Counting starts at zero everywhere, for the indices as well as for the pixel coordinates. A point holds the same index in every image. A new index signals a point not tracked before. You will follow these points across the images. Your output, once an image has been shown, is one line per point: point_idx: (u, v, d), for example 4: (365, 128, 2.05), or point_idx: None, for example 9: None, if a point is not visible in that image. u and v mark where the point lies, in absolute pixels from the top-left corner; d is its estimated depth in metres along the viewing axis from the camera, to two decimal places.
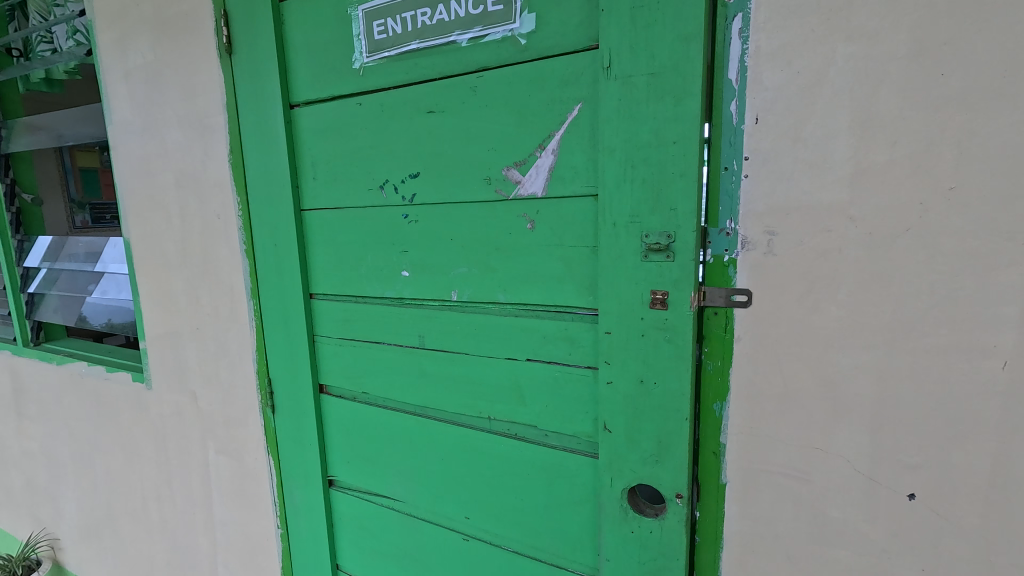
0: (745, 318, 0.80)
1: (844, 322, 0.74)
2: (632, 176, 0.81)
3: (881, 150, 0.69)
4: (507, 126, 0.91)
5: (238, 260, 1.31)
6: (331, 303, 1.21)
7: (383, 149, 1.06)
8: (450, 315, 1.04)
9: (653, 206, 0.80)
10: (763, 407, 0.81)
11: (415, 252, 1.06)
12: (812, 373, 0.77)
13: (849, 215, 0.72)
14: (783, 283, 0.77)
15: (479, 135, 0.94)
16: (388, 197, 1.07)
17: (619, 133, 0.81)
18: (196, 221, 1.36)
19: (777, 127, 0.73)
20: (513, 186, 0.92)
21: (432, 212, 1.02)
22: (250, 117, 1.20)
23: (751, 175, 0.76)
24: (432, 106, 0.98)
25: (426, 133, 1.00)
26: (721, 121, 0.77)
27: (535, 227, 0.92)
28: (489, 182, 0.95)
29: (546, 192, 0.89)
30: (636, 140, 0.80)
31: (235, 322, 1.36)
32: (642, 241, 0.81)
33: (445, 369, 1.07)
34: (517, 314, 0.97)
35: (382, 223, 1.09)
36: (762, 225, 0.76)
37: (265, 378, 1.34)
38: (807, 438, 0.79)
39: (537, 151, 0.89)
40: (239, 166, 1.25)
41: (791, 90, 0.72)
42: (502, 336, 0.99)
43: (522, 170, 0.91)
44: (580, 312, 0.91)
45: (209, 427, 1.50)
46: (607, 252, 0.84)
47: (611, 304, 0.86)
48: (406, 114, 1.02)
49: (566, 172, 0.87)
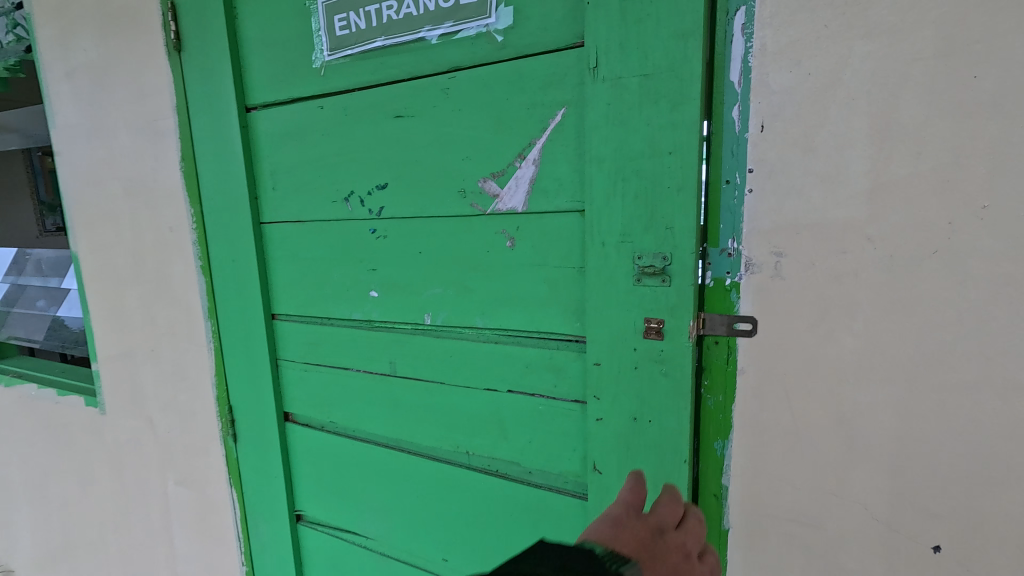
0: (749, 347, 0.72)
1: (860, 353, 0.66)
2: (623, 190, 0.72)
3: (903, 162, 0.61)
4: (484, 133, 0.82)
5: (193, 277, 1.20)
6: (295, 325, 1.11)
7: (348, 158, 0.96)
8: (424, 341, 0.95)
9: (647, 224, 0.71)
10: (770, 446, 0.73)
11: (385, 270, 0.96)
12: (824, 410, 0.69)
13: (866, 235, 0.63)
14: (792, 311, 0.69)
15: (453, 143, 0.85)
16: (353, 210, 0.97)
17: (607, 142, 0.72)
18: (147, 234, 1.24)
19: (786, 135, 0.65)
20: (490, 200, 0.83)
21: (402, 227, 0.92)
22: (202, 121, 1.09)
23: (756, 190, 0.68)
24: (400, 110, 0.88)
25: (394, 140, 0.90)
26: (721, 129, 0.69)
27: (516, 245, 0.82)
28: (463, 195, 0.85)
29: (527, 206, 0.80)
30: (627, 149, 0.71)
31: (192, 344, 1.25)
32: (635, 263, 0.72)
33: (419, 399, 0.98)
34: (497, 340, 0.88)
35: (348, 239, 0.99)
36: (769, 246, 0.68)
37: (225, 405, 1.23)
38: (819, 482, 0.71)
39: (516, 160, 0.80)
40: (192, 174, 1.13)
41: (801, 95, 0.64)
42: (480, 364, 0.90)
43: (500, 182, 0.82)
44: (566, 339, 0.82)
45: (167, 457, 1.38)
46: (596, 274, 0.75)
47: (601, 332, 0.77)
48: (372, 118, 0.92)
49: (549, 185, 0.78)
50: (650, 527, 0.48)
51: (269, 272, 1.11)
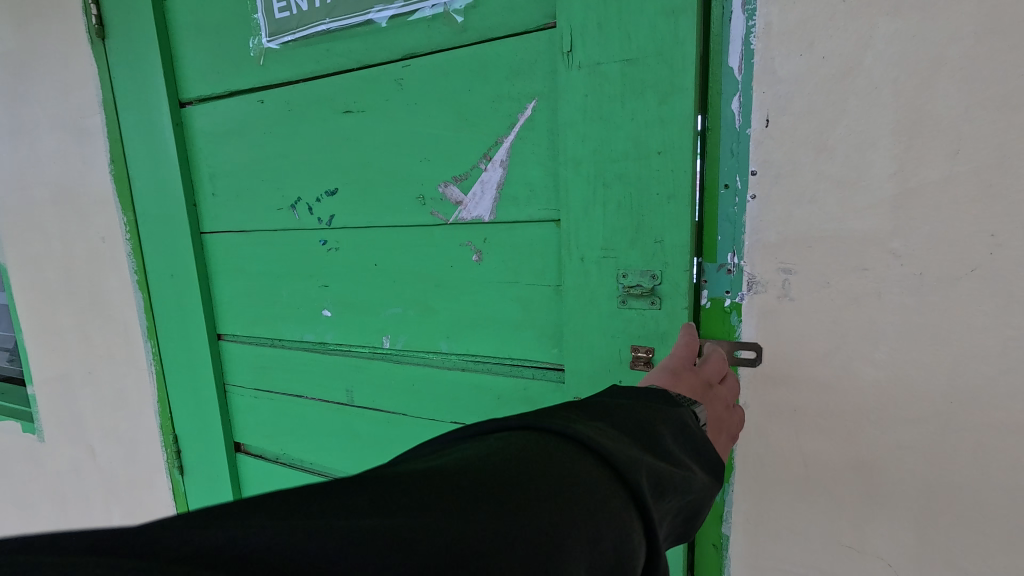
0: (753, 377, 0.62)
1: (882, 387, 0.56)
2: (604, 197, 0.61)
3: (936, 162, 0.51)
4: (444, 131, 0.70)
5: (130, 293, 1.07)
6: (243, 346, 0.99)
7: (294, 160, 0.84)
8: (383, 366, 0.84)
9: (632, 237, 0.61)
10: (777, 490, 0.64)
11: (338, 287, 0.85)
12: (840, 451, 0.60)
13: (891, 250, 0.54)
14: (802, 337, 0.59)
15: (409, 142, 0.73)
16: (301, 218, 0.85)
17: (585, 141, 0.61)
18: (77, 245, 1.11)
19: (795, 132, 0.55)
20: (453, 208, 0.72)
21: (356, 238, 0.81)
22: (132, 117, 0.97)
23: (760, 196, 0.58)
24: (350, 104, 0.77)
25: (344, 139, 0.78)
26: (719, 124, 0.58)
27: (483, 260, 0.72)
28: (423, 202, 0.74)
29: (494, 215, 0.69)
30: (608, 149, 0.60)
31: (132, 367, 1.12)
32: (620, 282, 0.62)
33: (380, 432, 0.87)
34: (465, 366, 0.77)
35: (296, 251, 0.88)
36: (775, 262, 0.58)
37: (170, 434, 1.11)
38: (833, 533, 0.62)
39: (481, 162, 0.69)
40: (123, 178, 1.01)
41: (813, 84, 0.54)
42: (446, 394, 0.79)
43: (463, 187, 0.71)
44: (542, 368, 0.71)
45: (110, 489, 1.25)
46: (574, 295, 0.65)
47: (580, 361, 0.66)
48: (319, 113, 0.80)
49: (519, 191, 0.67)
50: (702, 379, 0.52)
51: (212, 288, 0.99)
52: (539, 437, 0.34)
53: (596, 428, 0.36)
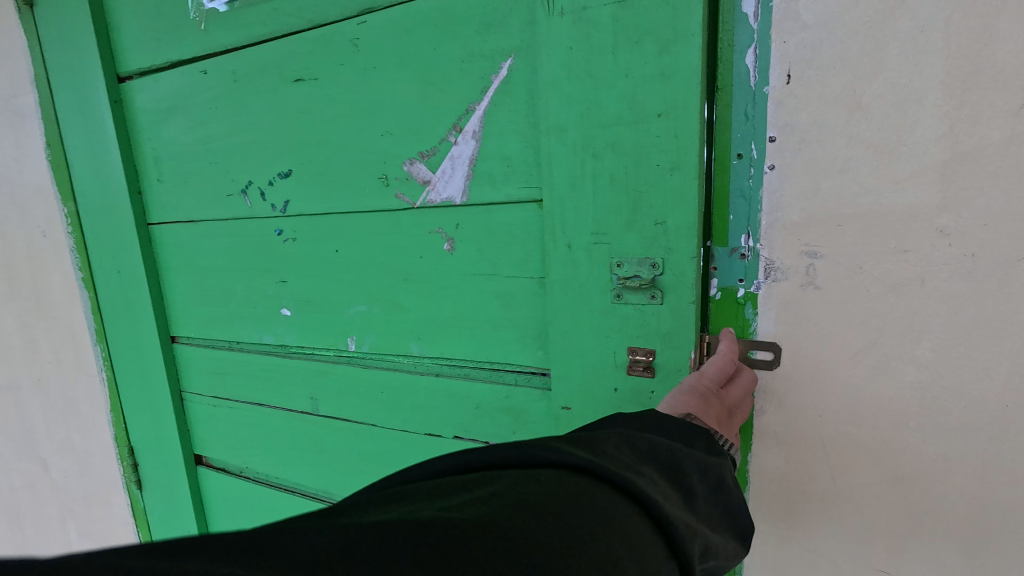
0: (770, 380, 0.54)
1: (926, 390, 0.48)
2: (594, 172, 0.52)
3: (996, 121, 0.42)
4: (408, 99, 0.61)
5: (75, 292, 0.97)
6: (198, 350, 0.89)
7: (243, 139, 0.74)
8: (350, 372, 0.75)
9: (629, 219, 0.51)
10: (800, 510, 0.55)
11: (297, 283, 0.75)
12: (875, 465, 0.51)
13: (939, 227, 0.45)
14: (829, 333, 0.50)
15: (370, 114, 0.64)
16: (253, 205, 0.76)
17: (571, 104, 0.52)
18: (17, 240, 1.00)
19: (823, 88, 0.46)
20: (419, 188, 0.62)
21: (314, 226, 0.71)
22: (67, 95, 0.86)
23: (780, 167, 0.49)
24: (300, 72, 0.67)
25: (297, 113, 0.69)
26: (731, 83, 0.50)
27: (456, 249, 0.62)
28: (386, 183, 0.65)
29: (468, 196, 0.60)
30: (598, 114, 0.51)
31: (83, 373, 1.02)
32: (616, 274, 0.53)
33: (348, 446, 0.78)
34: (438, 371, 0.68)
35: (251, 242, 0.78)
36: (799, 244, 0.50)
37: (125, 446, 1.02)
38: (865, 558, 0.53)
39: (450, 134, 0.59)
40: (61, 164, 0.90)
41: (845, 28, 0.45)
42: (419, 402, 0.70)
43: (431, 164, 0.61)
44: (527, 372, 0.62)
45: (68, 505, 1.16)
46: (561, 288, 0.56)
47: (569, 365, 0.57)
48: (267, 83, 0.70)
49: (495, 167, 0.58)
50: (726, 408, 0.45)
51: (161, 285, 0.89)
52: (578, 476, 0.28)
53: (643, 472, 0.30)
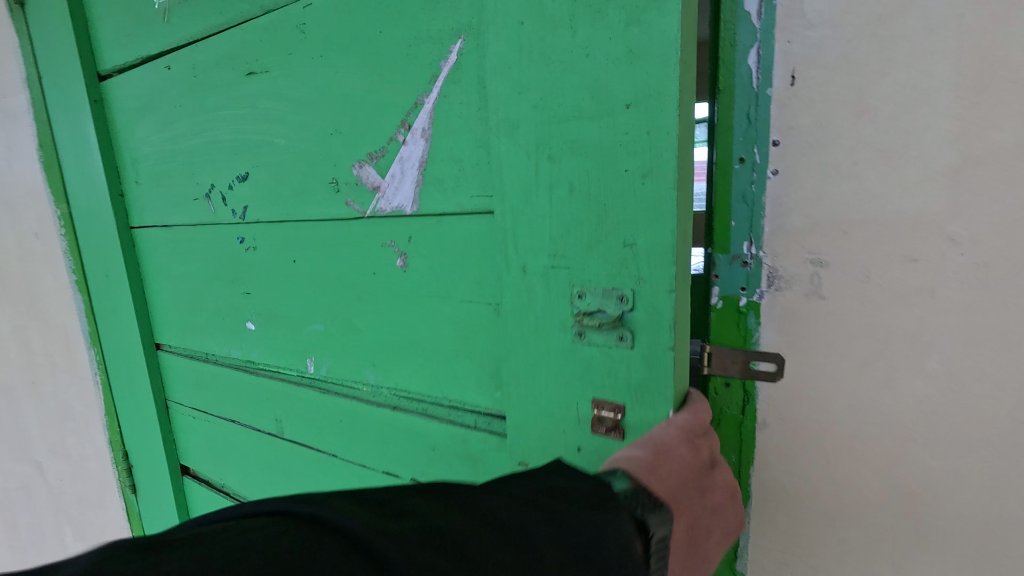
0: (772, 394, 0.52)
1: (934, 404, 0.46)
2: (552, 179, 0.46)
3: (1010, 124, 0.40)
4: (364, 94, 0.58)
5: (69, 294, 0.96)
6: (177, 359, 0.88)
7: (214, 138, 0.72)
8: (311, 394, 0.73)
9: (591, 238, 0.45)
10: (802, 527, 0.53)
11: (261, 295, 0.74)
12: (881, 481, 0.49)
13: (949, 235, 0.43)
14: (833, 344, 0.48)
15: (334, 113, 0.61)
16: (216, 209, 0.75)
17: (527, 99, 0.47)
18: (10, 241, 0.99)
19: (828, 91, 0.45)
20: (371, 194, 0.60)
21: (273, 235, 0.70)
22: (56, 95, 0.85)
23: (783, 172, 0.47)
24: (253, 64, 0.66)
25: (257, 108, 0.67)
26: (731, 84, 0.48)
27: (409, 265, 0.59)
28: (338, 189, 0.63)
29: (418, 205, 0.57)
30: (554, 107, 0.45)
31: (77, 376, 1.01)
32: (578, 305, 0.47)
33: (319, 465, 0.75)
34: (396, 400, 0.65)
35: (217, 250, 0.77)
36: (803, 252, 0.48)
37: (119, 450, 1.01)
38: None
39: (399, 133, 0.57)
40: (53, 165, 0.89)
41: (851, 29, 0.43)
42: (376, 428, 0.67)
43: (380, 169, 0.59)
44: (483, 414, 0.57)
45: (63, 508, 1.15)
46: (519, 312, 0.50)
47: (531, 402, 0.51)
48: (226, 77, 0.69)
49: (448, 172, 0.54)
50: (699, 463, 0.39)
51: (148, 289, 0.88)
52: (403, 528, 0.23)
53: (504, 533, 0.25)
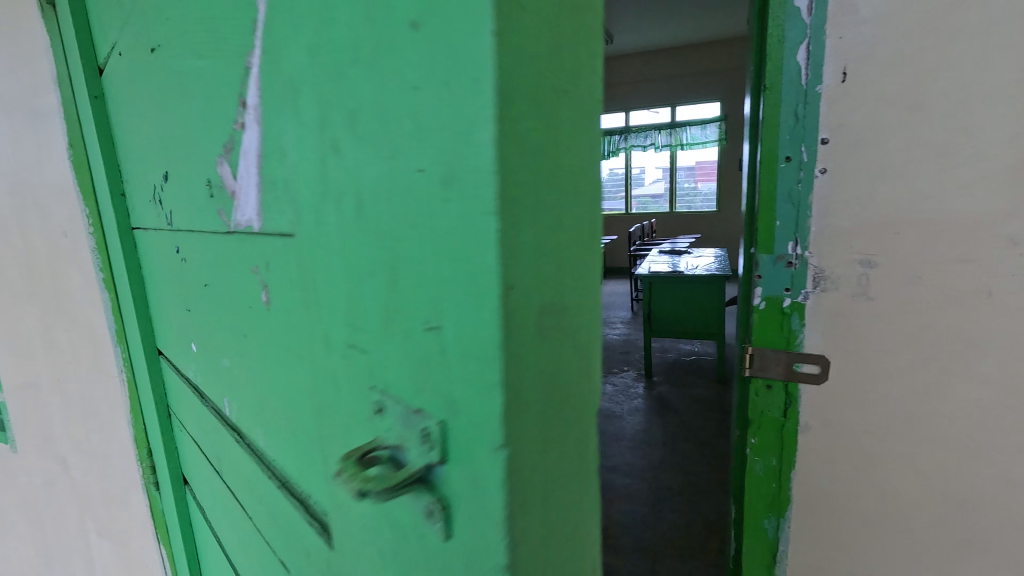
0: (833, 377, 0.60)
1: (985, 384, 0.54)
2: (338, 187, 0.26)
3: None
4: (198, 57, 0.39)
5: (96, 294, 0.96)
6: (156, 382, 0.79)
7: (139, 125, 0.58)
8: (228, 452, 0.54)
9: (384, 298, 0.26)
10: (857, 498, 0.62)
11: (195, 317, 0.55)
12: (933, 451, 0.57)
13: (1008, 236, 0.50)
14: (883, 335, 0.57)
15: (189, 91, 0.42)
16: (158, 215, 0.59)
17: (305, 53, 0.26)
18: (40, 241, 1.00)
19: (875, 104, 0.53)
20: (228, 204, 0.39)
21: (188, 247, 0.51)
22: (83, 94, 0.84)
23: (829, 170, 0.56)
24: (151, 28, 0.48)
25: (152, 85, 0.51)
26: (776, 96, 0.56)
27: (274, 304, 0.36)
28: (211, 195, 0.42)
29: (261, 224, 0.34)
30: (335, 83, 0.25)
31: (104, 375, 1.02)
32: (382, 406, 0.27)
33: (234, 538, 0.60)
34: (269, 491, 0.45)
35: (159, 260, 0.64)
36: (853, 253, 0.56)
37: (143, 447, 1.01)
38: (919, 535, 0.60)
39: (235, 121, 0.35)
40: (80, 165, 0.89)
41: (902, 54, 0.51)
42: (261, 522, 0.48)
43: (231, 165, 0.37)
44: (325, 542, 0.36)
45: (88, 504, 1.16)
46: (334, 403, 0.31)
47: (360, 549, 0.32)
48: (132, 51, 0.54)
49: (277, 175, 0.31)
50: None
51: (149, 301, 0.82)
52: None
53: None
